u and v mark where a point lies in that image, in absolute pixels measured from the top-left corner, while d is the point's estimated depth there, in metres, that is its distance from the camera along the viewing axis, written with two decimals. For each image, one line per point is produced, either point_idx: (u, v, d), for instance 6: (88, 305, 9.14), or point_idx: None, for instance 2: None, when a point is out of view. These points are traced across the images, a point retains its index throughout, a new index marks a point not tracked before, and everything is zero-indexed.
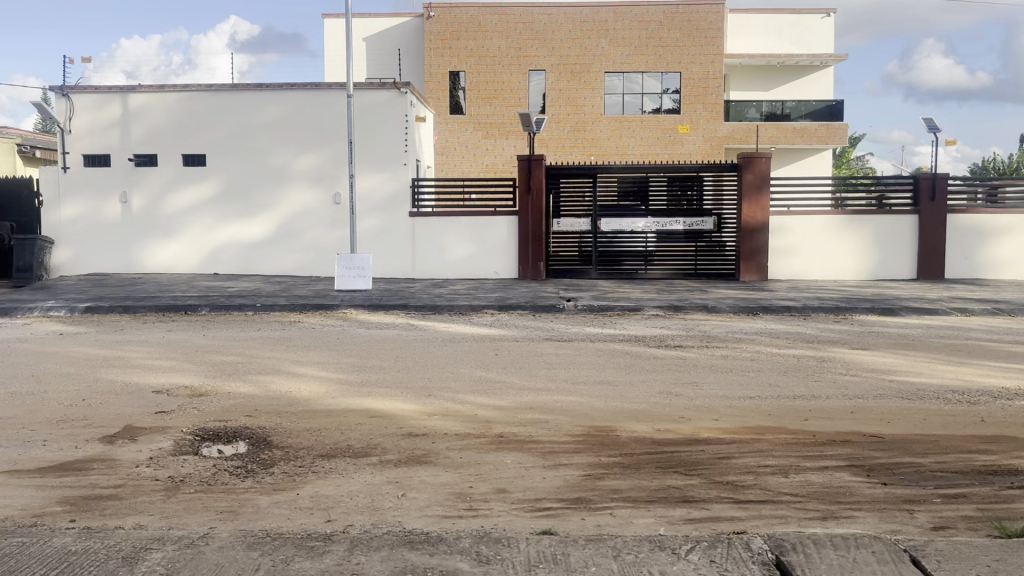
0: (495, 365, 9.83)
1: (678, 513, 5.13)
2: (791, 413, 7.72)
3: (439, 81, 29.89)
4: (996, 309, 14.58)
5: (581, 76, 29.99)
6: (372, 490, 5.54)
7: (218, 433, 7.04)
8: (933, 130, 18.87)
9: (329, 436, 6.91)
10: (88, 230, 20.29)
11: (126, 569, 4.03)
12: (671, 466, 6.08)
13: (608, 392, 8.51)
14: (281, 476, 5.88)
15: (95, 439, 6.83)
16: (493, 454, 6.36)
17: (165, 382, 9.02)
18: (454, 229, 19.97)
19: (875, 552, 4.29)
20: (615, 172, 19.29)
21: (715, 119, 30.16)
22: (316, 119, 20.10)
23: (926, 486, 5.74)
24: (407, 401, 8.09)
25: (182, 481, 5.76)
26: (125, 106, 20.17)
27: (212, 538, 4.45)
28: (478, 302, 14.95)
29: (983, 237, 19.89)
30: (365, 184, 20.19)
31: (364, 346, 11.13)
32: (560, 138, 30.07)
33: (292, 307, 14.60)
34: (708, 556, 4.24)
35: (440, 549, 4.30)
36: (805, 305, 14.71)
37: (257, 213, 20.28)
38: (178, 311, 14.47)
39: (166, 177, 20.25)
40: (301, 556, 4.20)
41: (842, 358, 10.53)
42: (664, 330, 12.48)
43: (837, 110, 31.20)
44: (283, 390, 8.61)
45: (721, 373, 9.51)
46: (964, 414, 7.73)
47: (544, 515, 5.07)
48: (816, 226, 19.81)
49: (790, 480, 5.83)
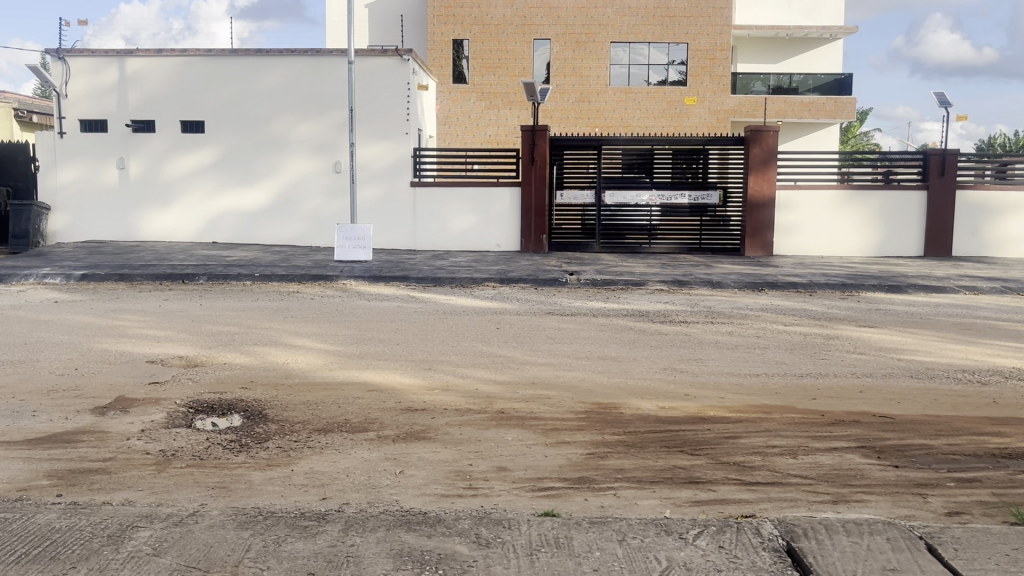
0: (496, 339, 9.65)
1: (684, 495, 4.98)
2: (798, 391, 7.55)
3: (442, 49, 29.39)
4: (1005, 288, 14.36)
5: (587, 46, 29.56)
6: (369, 467, 5.39)
7: (213, 405, 6.88)
8: (944, 104, 18.54)
9: (326, 409, 6.76)
10: (85, 197, 20.05)
11: (112, 548, 3.87)
12: (677, 446, 5.92)
13: (612, 368, 8.34)
14: (276, 451, 5.72)
15: (85, 410, 6.67)
16: (493, 431, 6.20)
17: (159, 352, 8.85)
18: (455, 200, 19.72)
19: (890, 539, 4.12)
20: (621, 144, 18.98)
21: (721, 91, 29.76)
22: (316, 86, 19.82)
23: (939, 469, 5.57)
24: (407, 375, 7.93)
25: (174, 456, 5.60)
26: (122, 70, 19.87)
27: (202, 516, 4.29)
28: (480, 274, 14.75)
29: (990, 214, 19.66)
30: (366, 152, 19.93)
31: (364, 318, 10.96)
32: (564, 109, 29.62)
33: (291, 278, 14.41)
34: (717, 541, 4.08)
35: (438, 530, 4.13)
36: (811, 281, 14.49)
37: (256, 181, 20.02)
38: (175, 280, 14.28)
39: (164, 144, 19.98)
40: (293, 536, 4.04)
41: (848, 336, 10.33)
42: (667, 305, 12.29)
43: (846, 84, 30.87)
44: (280, 361, 8.46)
45: (727, 350, 9.34)
46: (975, 395, 7.55)
47: (545, 495, 4.92)
48: (824, 200, 19.54)
49: (799, 461, 5.66)
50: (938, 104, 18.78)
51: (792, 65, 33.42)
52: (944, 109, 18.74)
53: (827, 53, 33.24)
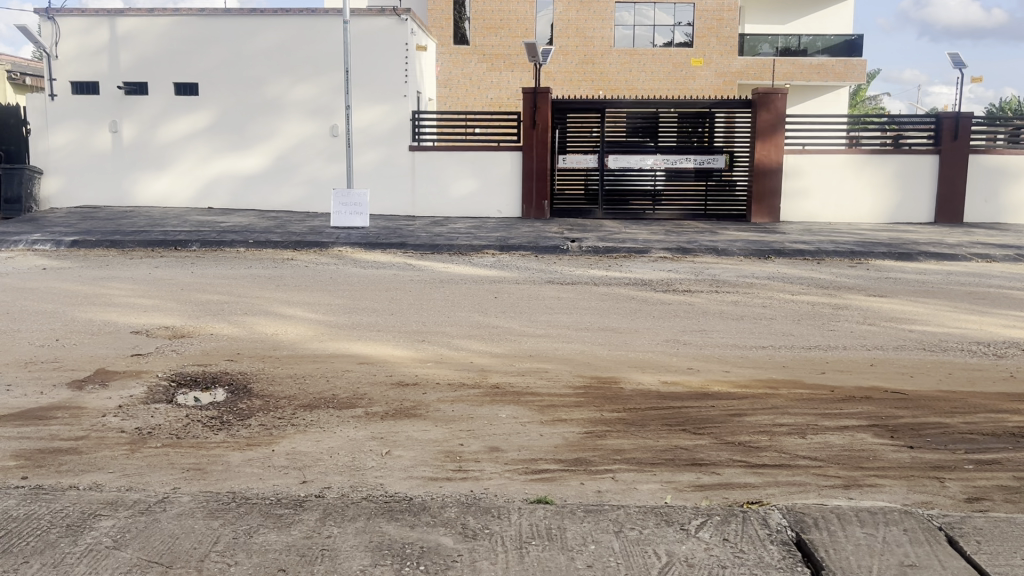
0: (493, 309, 9.35)
1: (687, 479, 4.69)
2: (806, 365, 7.25)
3: (443, 9, 28.66)
4: (1018, 256, 13.94)
5: (591, 6, 28.87)
6: (354, 447, 5.11)
7: (196, 378, 6.61)
8: (958, 66, 18.03)
9: (313, 384, 6.46)
10: (78, 161, 19.69)
11: (69, 541, 3.61)
12: (679, 424, 5.62)
13: (612, 339, 8.04)
14: (258, 429, 5.44)
15: (62, 384, 6.39)
16: (487, 408, 5.91)
17: (144, 322, 8.56)
18: (455, 163, 19.30)
19: (907, 530, 3.84)
20: (624, 107, 18.48)
21: (728, 53, 29.19)
22: (312, 47, 19.32)
23: (956, 451, 5.27)
24: (400, 347, 7.62)
25: (150, 434, 5.31)
26: (113, 31, 19.39)
27: (171, 503, 4.01)
28: (479, 241, 14.40)
29: (1002, 179, 19.24)
30: (364, 115, 19.49)
31: (357, 286, 10.64)
32: (568, 71, 29.04)
33: (285, 244, 14.06)
34: (721, 534, 3.80)
35: (421, 520, 3.86)
36: (819, 249, 14.12)
37: (252, 145, 19.60)
38: (167, 247, 13.93)
39: (157, 106, 19.54)
40: (266, 526, 3.77)
41: (858, 306, 9.99)
42: (670, 273, 11.92)
43: (856, 46, 29.94)
44: (267, 332, 8.17)
45: (733, 320, 9.02)
46: (991, 369, 7.24)
47: (539, 479, 4.64)
48: (833, 165, 19.09)
49: (808, 442, 5.37)
50: (952, 66, 18.26)
51: (799, 27, 32.62)
52: (958, 70, 18.24)
53: (833, 15, 32.31)
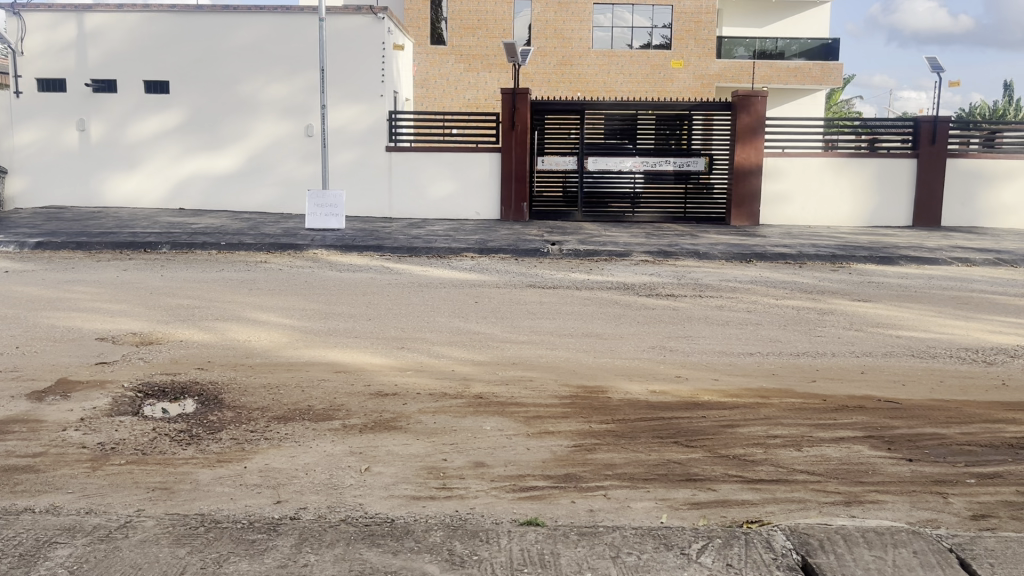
0: (474, 314, 9.10)
1: (682, 496, 4.48)
2: (796, 373, 7.08)
3: (420, 8, 28.34)
4: (997, 259, 13.94)
5: (569, 7, 28.72)
6: (331, 464, 4.84)
7: (165, 388, 6.30)
8: (936, 70, 18.05)
9: (288, 394, 6.18)
10: (44, 160, 19.17)
11: (21, 572, 3.33)
12: (670, 437, 5.41)
13: (597, 346, 7.83)
14: (229, 444, 5.16)
15: (21, 396, 6.05)
16: (471, 419, 5.67)
17: (111, 328, 8.20)
18: (432, 164, 19.01)
19: (918, 552, 3.63)
20: (603, 108, 18.34)
21: (706, 56, 29.15)
22: (288, 45, 18.95)
23: (955, 464, 5.11)
24: (378, 354, 7.36)
25: (114, 450, 5.01)
26: (81, 27, 18.89)
27: (134, 528, 3.73)
28: (458, 243, 14.16)
29: (980, 183, 19.32)
30: (339, 115, 19.16)
31: (334, 291, 10.34)
32: (546, 72, 28.89)
33: (259, 246, 13.73)
34: (723, 558, 3.59)
35: (405, 546, 3.61)
36: (800, 252, 14.04)
37: (225, 145, 19.19)
38: (137, 249, 13.54)
39: (126, 104, 19.07)
40: (237, 554, 3.50)
41: (843, 311, 9.87)
42: (652, 277, 11.74)
43: (832, 50, 30.04)
44: (239, 338, 7.86)
45: (719, 326, 8.84)
46: (982, 376, 7.11)
47: (528, 498, 4.40)
48: (814, 168, 19.05)
49: (804, 455, 5.18)
50: (929, 70, 18.28)
51: (776, 30, 32.70)
52: (936, 74, 18.26)
53: (806, 18, 32.58)
